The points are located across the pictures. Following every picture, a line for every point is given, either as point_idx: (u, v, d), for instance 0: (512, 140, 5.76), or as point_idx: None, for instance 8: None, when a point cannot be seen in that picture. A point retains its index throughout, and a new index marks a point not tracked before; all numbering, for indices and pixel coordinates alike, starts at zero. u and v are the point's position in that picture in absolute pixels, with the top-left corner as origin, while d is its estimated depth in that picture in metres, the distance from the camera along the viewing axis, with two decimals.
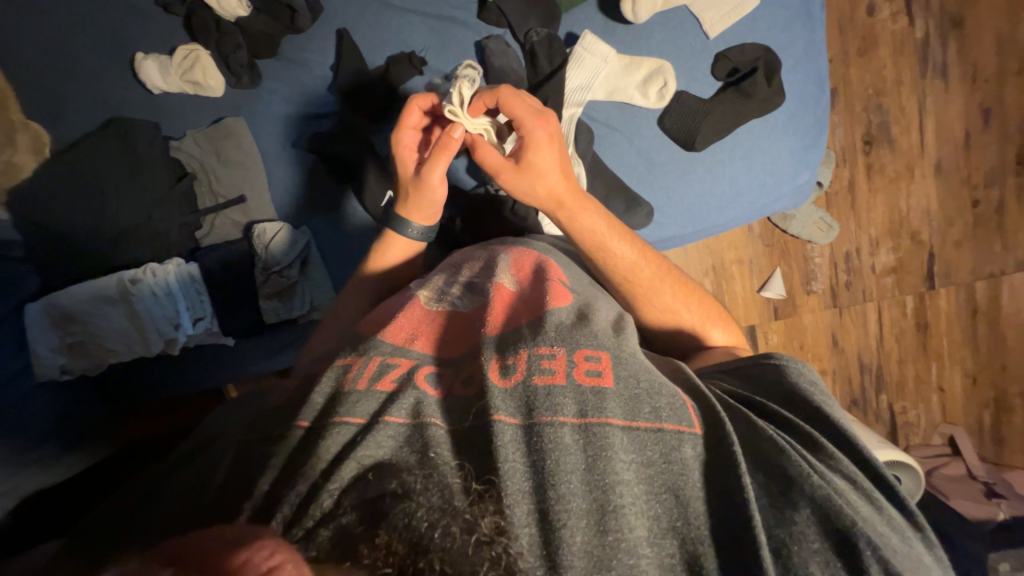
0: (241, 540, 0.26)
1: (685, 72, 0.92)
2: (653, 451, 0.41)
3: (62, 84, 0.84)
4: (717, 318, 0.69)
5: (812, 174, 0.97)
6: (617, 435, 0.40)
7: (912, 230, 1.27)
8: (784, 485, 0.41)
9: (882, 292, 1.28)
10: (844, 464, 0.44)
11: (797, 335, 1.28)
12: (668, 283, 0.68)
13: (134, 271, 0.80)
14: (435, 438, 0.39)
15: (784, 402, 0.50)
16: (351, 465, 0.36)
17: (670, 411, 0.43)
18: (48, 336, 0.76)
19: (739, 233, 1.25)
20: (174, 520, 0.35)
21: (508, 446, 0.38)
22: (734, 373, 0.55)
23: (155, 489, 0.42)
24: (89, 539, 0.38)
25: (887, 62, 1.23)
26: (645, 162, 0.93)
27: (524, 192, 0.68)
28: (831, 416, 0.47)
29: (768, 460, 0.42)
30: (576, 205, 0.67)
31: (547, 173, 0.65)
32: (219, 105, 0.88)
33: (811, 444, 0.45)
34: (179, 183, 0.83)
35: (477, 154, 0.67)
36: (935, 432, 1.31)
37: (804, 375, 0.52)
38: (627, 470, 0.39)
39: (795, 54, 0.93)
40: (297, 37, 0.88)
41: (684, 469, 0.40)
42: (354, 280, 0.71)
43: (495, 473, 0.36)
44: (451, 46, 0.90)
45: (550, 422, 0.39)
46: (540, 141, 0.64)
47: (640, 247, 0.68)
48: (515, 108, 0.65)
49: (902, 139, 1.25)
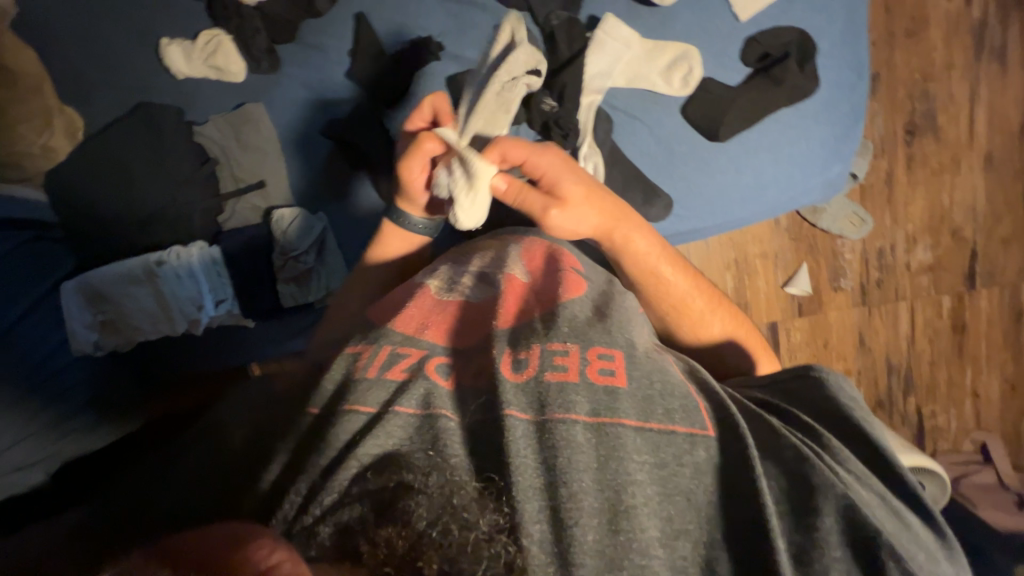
0: (244, 537, 0.27)
1: (713, 57, 0.88)
2: (666, 452, 0.41)
3: (92, 66, 0.86)
4: (764, 351, 0.70)
5: (844, 166, 0.92)
6: (629, 435, 0.41)
7: (953, 226, 1.20)
8: (807, 493, 0.40)
9: (916, 292, 1.22)
10: (870, 481, 0.45)
11: (821, 333, 1.23)
12: (718, 314, 0.70)
13: (159, 253, 0.83)
14: (445, 429, 0.39)
15: (820, 417, 0.51)
16: (366, 450, 0.37)
17: (682, 413, 0.44)
18: (82, 314, 0.80)
19: (765, 225, 1.19)
20: (202, 506, 0.37)
21: (520, 441, 0.38)
22: (772, 386, 0.55)
23: (168, 467, 0.43)
24: (110, 519, 0.39)
25: (938, 44, 1.15)
26: (665, 152, 0.89)
27: (577, 221, 0.63)
28: (868, 434, 0.48)
29: (792, 466, 0.42)
30: (630, 223, 0.66)
31: (584, 191, 0.63)
32: (240, 90, 0.89)
33: (838, 458, 0.45)
34: (203, 168, 0.85)
35: (521, 199, 0.62)
36: (966, 438, 1.24)
37: (842, 389, 0.53)
38: (640, 470, 0.39)
39: (833, 37, 0.88)
40: (316, 22, 0.88)
41: (697, 472, 0.41)
42: (360, 270, 0.72)
43: (505, 471, 0.37)
44: (470, 30, 0.88)
45: (563, 419, 0.40)
46: (558, 166, 0.63)
47: (691, 276, 0.70)
48: (517, 151, 0.62)
49: (948, 128, 1.17)
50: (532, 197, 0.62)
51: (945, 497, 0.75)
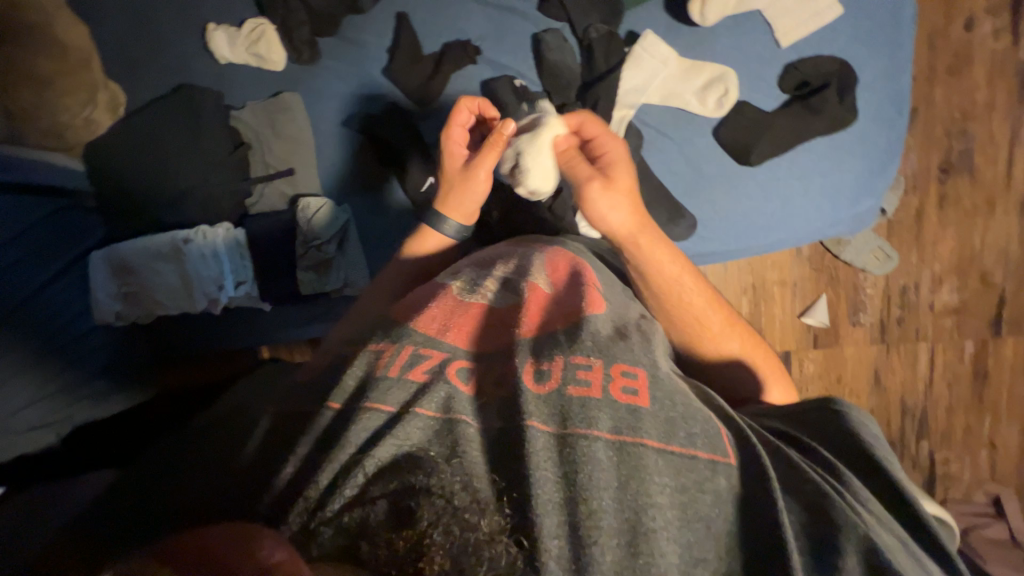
0: (244, 538, 0.32)
1: (750, 81, 0.88)
2: (688, 478, 0.43)
3: (140, 46, 0.89)
4: (779, 374, 0.69)
5: (875, 201, 0.90)
6: (651, 457, 0.43)
7: (982, 270, 1.16)
8: (829, 531, 0.42)
9: (938, 333, 1.18)
10: (895, 526, 0.44)
11: (836, 367, 1.20)
12: (736, 332, 0.69)
13: (187, 232, 0.85)
14: (464, 435, 0.42)
15: (842, 455, 0.51)
16: (384, 449, 0.40)
17: (704, 439, 0.46)
18: (108, 284, 0.82)
19: (786, 252, 1.17)
20: (231, 495, 0.40)
21: (541, 454, 0.41)
22: (789, 416, 0.56)
23: (203, 450, 0.48)
24: (153, 498, 0.44)
25: (981, 84, 1.12)
26: (693, 172, 0.89)
27: (608, 207, 0.67)
28: (890, 475, 0.48)
29: (813, 501, 0.44)
30: (651, 233, 0.68)
31: (629, 186, 0.68)
32: (278, 79, 0.91)
33: (860, 496, 0.45)
34: (237, 150, 0.87)
35: (569, 165, 0.70)
36: (979, 489, 1.20)
37: (864, 425, 0.53)
38: (661, 493, 0.42)
39: (875, 70, 0.87)
40: (358, 18, 0.90)
41: (717, 500, 0.44)
42: (393, 263, 0.73)
43: (529, 482, 0.40)
44: (508, 36, 0.89)
45: (584, 434, 0.42)
46: (618, 154, 0.69)
47: (710, 293, 0.70)
48: (593, 128, 0.71)
49: (985, 170, 1.15)
50: (583, 167, 0.69)
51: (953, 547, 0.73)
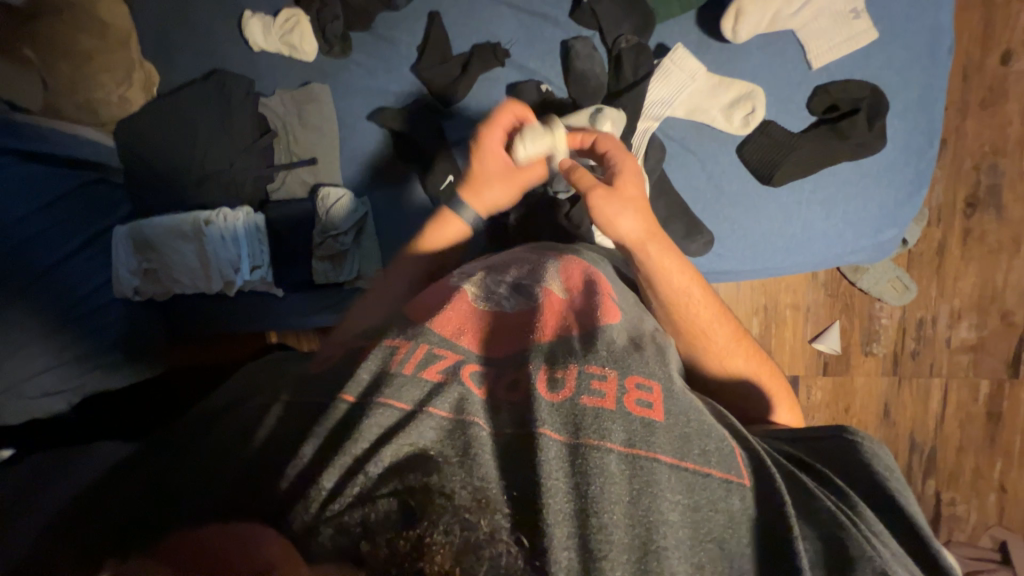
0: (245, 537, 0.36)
1: (778, 101, 0.87)
2: (700, 496, 0.44)
3: (178, 29, 0.91)
4: (784, 395, 0.68)
5: (898, 231, 0.88)
6: (663, 472, 0.43)
7: (1003, 309, 1.14)
8: (846, 563, 0.42)
9: (952, 370, 1.16)
10: (908, 560, 0.44)
11: (844, 396, 1.18)
12: (743, 347, 0.68)
13: (208, 213, 0.86)
14: (476, 438, 0.42)
15: (854, 484, 0.51)
16: (392, 449, 0.41)
17: (717, 457, 0.46)
18: (130, 259, 0.83)
19: (801, 276, 1.16)
20: (251, 489, 0.41)
21: (554, 463, 0.42)
22: (799, 441, 0.55)
23: (219, 432, 0.48)
24: (166, 481, 0.45)
25: (1014, 119, 1.10)
26: (713, 189, 0.88)
27: (614, 212, 0.68)
28: (904, 509, 0.48)
29: (826, 530, 0.44)
30: (661, 244, 0.68)
31: (639, 197, 0.69)
32: (308, 69, 0.92)
33: (873, 528, 0.45)
34: (262, 138, 0.89)
35: (575, 173, 0.71)
36: (985, 534, 1.17)
37: (877, 456, 0.53)
38: (672, 510, 0.42)
39: (907, 98, 0.85)
40: (390, 14, 0.91)
41: (730, 520, 0.44)
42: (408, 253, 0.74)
43: (542, 491, 0.40)
44: (538, 42, 0.90)
45: (597, 445, 0.43)
46: (630, 166, 0.71)
47: (719, 308, 0.69)
48: (606, 142, 0.73)
49: (1013, 207, 1.12)
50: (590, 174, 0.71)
51: None
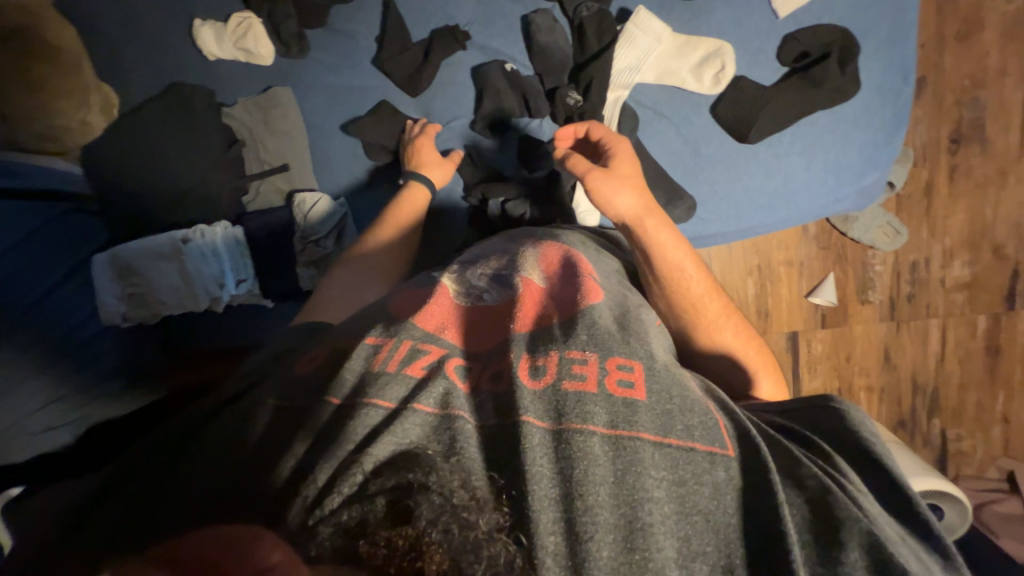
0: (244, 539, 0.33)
1: (748, 55, 0.85)
2: (685, 469, 0.44)
3: (129, 45, 0.88)
4: (769, 368, 0.69)
5: (881, 174, 0.88)
6: (648, 450, 0.44)
7: (995, 244, 1.14)
8: (830, 526, 0.43)
9: (948, 309, 1.16)
10: (887, 520, 0.46)
11: (844, 346, 1.18)
12: (732, 322, 0.68)
13: (186, 231, 0.85)
14: (461, 431, 0.43)
15: (839, 447, 0.51)
16: (381, 448, 0.41)
17: (701, 430, 0.47)
18: (111, 286, 0.81)
19: (792, 232, 1.15)
20: (246, 487, 0.42)
21: (537, 450, 0.42)
22: (787, 414, 0.56)
23: (201, 445, 0.47)
24: (159, 485, 0.45)
25: (992, 48, 1.08)
26: (691, 152, 0.87)
27: (609, 194, 0.68)
28: (892, 471, 0.49)
29: (812, 493, 0.45)
30: (655, 220, 0.68)
31: (635, 175, 0.70)
32: (268, 73, 0.90)
33: (857, 489, 0.47)
34: (230, 149, 0.87)
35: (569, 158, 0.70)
36: (992, 465, 1.19)
37: (862, 422, 0.53)
38: (657, 486, 0.43)
39: (878, 37, 0.84)
40: (345, 7, 0.89)
41: (715, 491, 0.44)
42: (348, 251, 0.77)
43: (525, 479, 0.41)
44: (498, 19, 0.87)
45: (581, 429, 0.43)
46: (622, 149, 0.71)
47: (702, 274, 0.69)
48: (599, 131, 0.74)
49: (997, 139, 1.11)
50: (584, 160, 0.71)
51: (963, 524, 0.76)
